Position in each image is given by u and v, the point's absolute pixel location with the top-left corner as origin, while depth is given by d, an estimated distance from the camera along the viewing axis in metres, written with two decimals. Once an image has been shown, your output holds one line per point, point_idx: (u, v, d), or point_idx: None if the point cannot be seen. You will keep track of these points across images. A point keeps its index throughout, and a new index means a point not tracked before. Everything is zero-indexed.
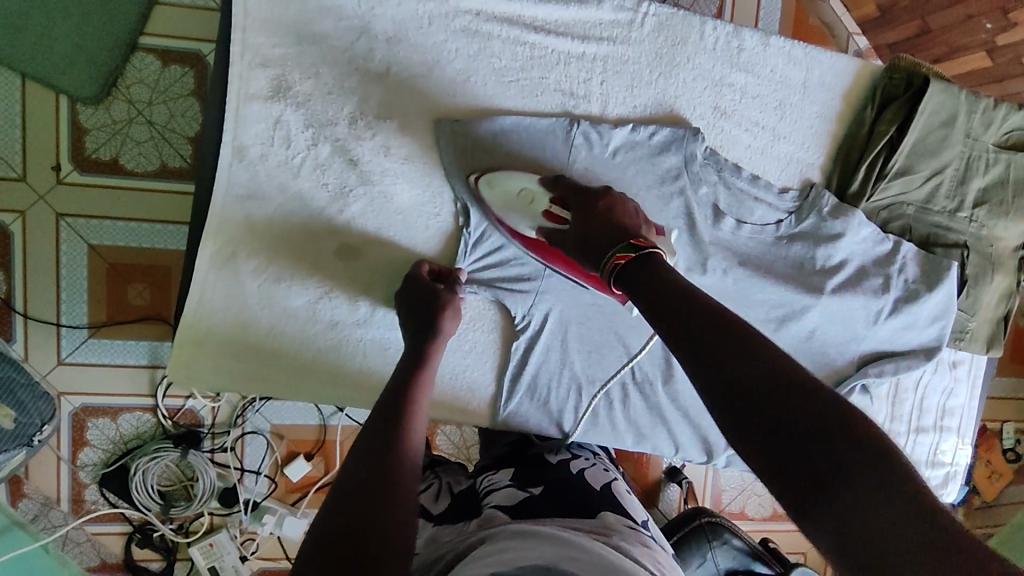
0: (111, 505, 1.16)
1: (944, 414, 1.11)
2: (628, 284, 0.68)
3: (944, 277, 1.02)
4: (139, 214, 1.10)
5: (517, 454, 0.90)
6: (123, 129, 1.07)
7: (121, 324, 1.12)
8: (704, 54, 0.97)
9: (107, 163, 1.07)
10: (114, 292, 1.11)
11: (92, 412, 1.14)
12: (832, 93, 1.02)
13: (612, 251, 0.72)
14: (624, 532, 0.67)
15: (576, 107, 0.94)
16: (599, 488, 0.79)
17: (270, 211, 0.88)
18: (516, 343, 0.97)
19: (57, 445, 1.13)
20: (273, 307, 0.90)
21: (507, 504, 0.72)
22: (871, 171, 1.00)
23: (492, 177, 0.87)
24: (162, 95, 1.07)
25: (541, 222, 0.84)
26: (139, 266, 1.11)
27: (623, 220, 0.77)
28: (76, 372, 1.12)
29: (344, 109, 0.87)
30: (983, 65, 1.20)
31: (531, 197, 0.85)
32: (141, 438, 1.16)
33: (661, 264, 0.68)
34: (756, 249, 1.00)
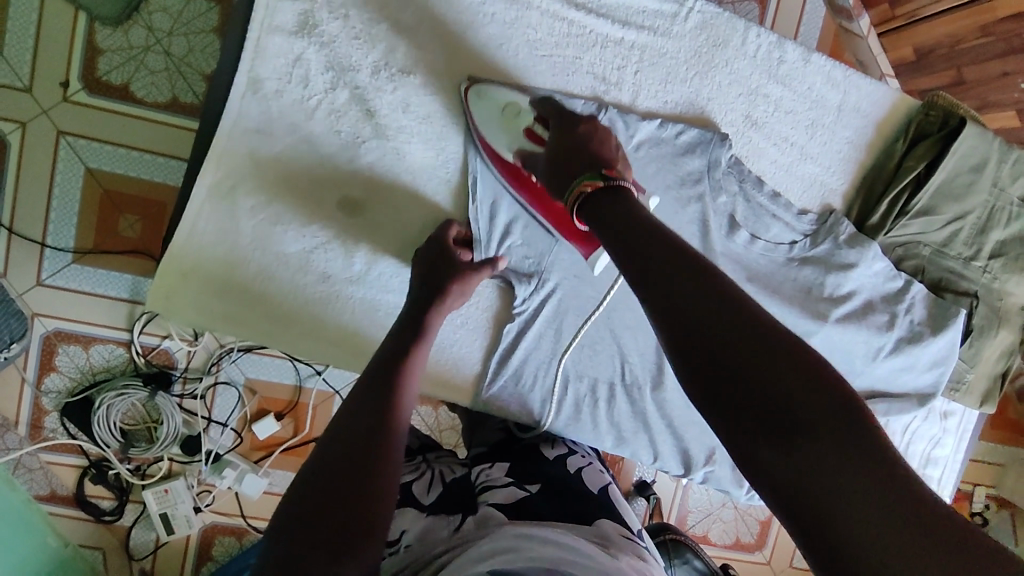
0: (69, 436, 1.12)
1: (928, 462, 1.09)
2: (592, 216, 0.63)
3: (951, 324, 1.00)
4: (140, 144, 1.06)
5: (515, 445, 0.86)
6: (139, 56, 1.03)
7: (110, 255, 1.09)
8: (743, 60, 0.94)
9: (118, 88, 1.03)
10: (105, 221, 1.07)
11: (64, 337, 1.10)
12: (866, 121, 0.99)
13: (579, 178, 0.67)
14: (620, 542, 0.64)
15: (605, 93, 0.91)
16: (596, 492, 0.75)
17: (277, 152, 0.84)
18: (509, 326, 0.94)
19: (23, 366, 1.09)
20: (265, 251, 0.86)
21: (507, 505, 0.68)
22: (892, 207, 0.98)
23: (481, 88, 0.85)
24: (184, 28, 1.03)
25: (521, 141, 0.82)
26: (132, 195, 1.07)
27: (595, 140, 0.74)
28: (53, 295, 1.09)
29: (369, 56, 0.84)
30: (1013, 124, 1.15)
31: (515, 110, 0.83)
32: (110, 372, 1.12)
33: (630, 202, 0.62)
34: (766, 266, 0.97)
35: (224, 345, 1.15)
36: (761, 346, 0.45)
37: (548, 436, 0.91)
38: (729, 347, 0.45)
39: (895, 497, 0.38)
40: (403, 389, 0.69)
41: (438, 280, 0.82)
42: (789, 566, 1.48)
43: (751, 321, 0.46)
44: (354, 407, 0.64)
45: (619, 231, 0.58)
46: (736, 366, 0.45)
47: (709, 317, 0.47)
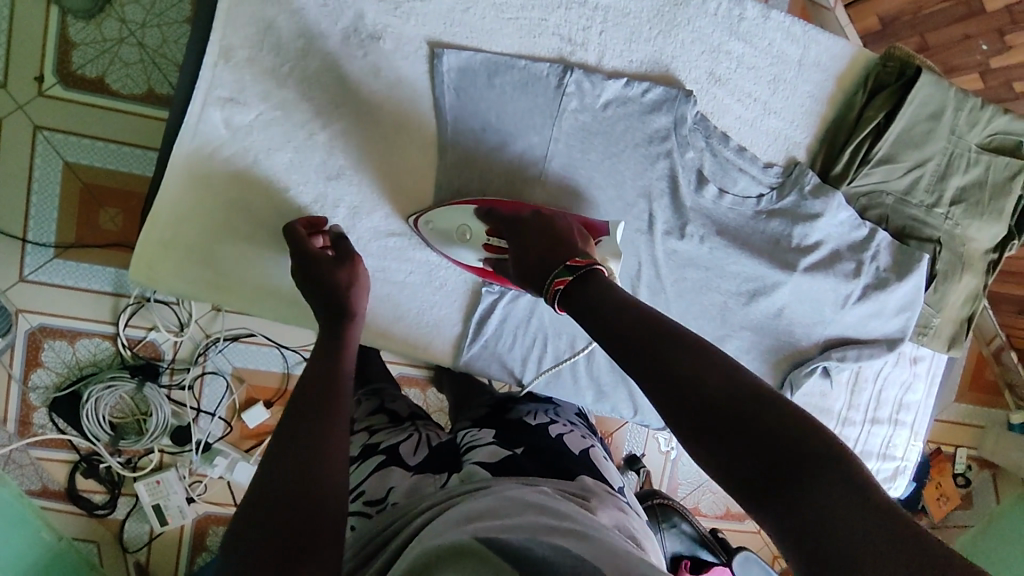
0: (59, 431, 1.13)
1: (900, 408, 1.13)
2: (575, 308, 0.65)
3: (915, 269, 1.03)
4: (116, 136, 1.07)
5: (499, 413, 0.86)
6: (112, 48, 1.04)
7: (93, 248, 1.10)
8: (705, 19, 0.96)
9: (93, 82, 1.04)
10: (86, 213, 1.09)
11: (50, 333, 1.11)
12: (827, 75, 1.01)
13: (550, 276, 0.69)
14: (601, 495, 0.64)
15: (571, 55, 0.93)
16: (578, 453, 0.75)
17: (250, 120, 0.85)
18: (487, 290, 0.95)
19: (9, 362, 1.10)
20: (243, 217, 0.87)
21: (491, 461, 0.69)
22: (855, 156, 1.01)
23: (429, 218, 0.88)
24: (157, 19, 1.04)
25: (484, 254, 0.85)
26: (113, 188, 1.09)
27: (556, 242, 0.74)
28: (36, 291, 1.10)
29: (338, 23, 0.84)
30: (975, 86, 1.21)
31: (464, 230, 0.86)
32: (97, 365, 1.14)
33: (605, 284, 0.65)
34: (735, 220, 1.01)
35: (211, 336, 1.17)
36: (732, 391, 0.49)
37: (540, 404, 0.91)
38: (708, 397, 0.50)
39: (872, 511, 0.40)
40: (340, 401, 0.64)
41: (327, 294, 0.76)
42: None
43: (723, 372, 0.51)
44: (286, 429, 0.59)
45: (595, 303, 0.63)
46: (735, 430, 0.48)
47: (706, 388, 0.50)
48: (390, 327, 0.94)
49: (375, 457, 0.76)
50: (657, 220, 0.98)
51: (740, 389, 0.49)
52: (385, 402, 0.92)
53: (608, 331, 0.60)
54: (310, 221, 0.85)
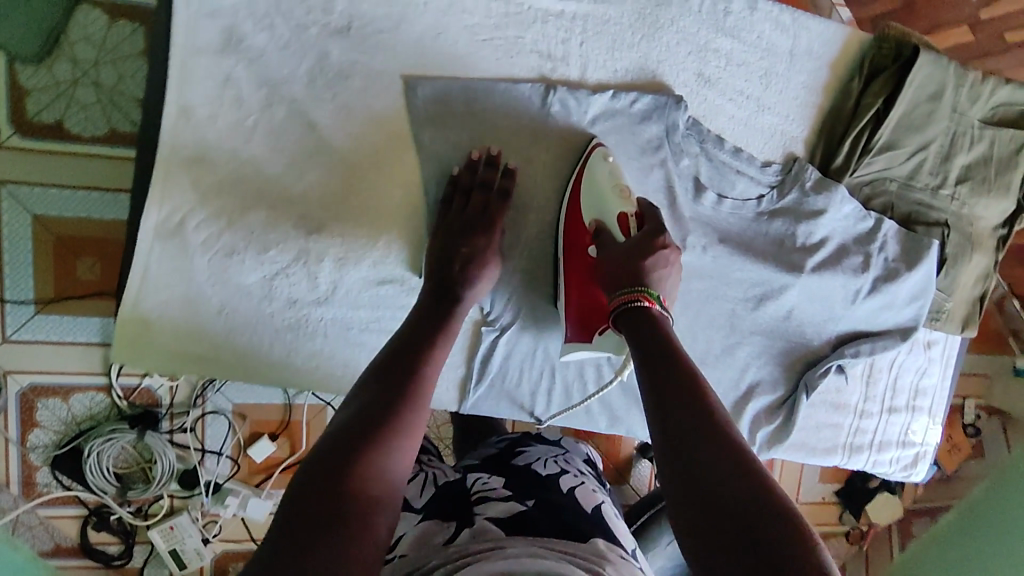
0: (65, 488, 1.09)
1: (917, 394, 1.11)
2: (631, 329, 0.68)
3: (925, 256, 1.00)
4: (79, 181, 1.01)
5: (505, 459, 0.79)
6: (68, 91, 0.98)
7: (72, 300, 1.04)
8: (689, 17, 0.91)
9: (52, 127, 0.98)
10: (62, 266, 1.03)
11: (42, 391, 1.07)
12: (820, 62, 0.96)
13: (640, 286, 0.70)
14: (617, 563, 0.57)
15: (553, 71, 0.87)
16: (590, 509, 0.67)
17: (219, 180, 0.79)
18: (486, 331, 0.91)
19: (3, 426, 1.06)
20: (223, 283, 0.82)
21: (505, 515, 0.62)
22: (856, 145, 0.96)
23: (619, 171, 0.83)
24: (111, 55, 0.98)
25: (609, 219, 0.79)
26: (84, 237, 1.03)
27: (653, 270, 0.73)
28: (23, 351, 1.04)
29: (302, 66, 0.79)
30: (967, 40, 1.19)
31: (627, 197, 0.80)
32: (95, 419, 1.09)
33: (663, 324, 0.68)
34: (736, 224, 0.97)
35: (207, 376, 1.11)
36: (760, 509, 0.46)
37: (550, 452, 0.83)
38: (699, 454, 0.51)
39: None
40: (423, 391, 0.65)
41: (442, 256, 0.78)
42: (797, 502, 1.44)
43: (718, 437, 0.52)
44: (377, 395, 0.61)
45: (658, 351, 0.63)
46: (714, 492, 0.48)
47: (698, 443, 0.52)
48: None
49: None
50: None
51: (729, 455, 0.50)
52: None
53: (657, 385, 0.59)
54: (488, 155, 0.83)
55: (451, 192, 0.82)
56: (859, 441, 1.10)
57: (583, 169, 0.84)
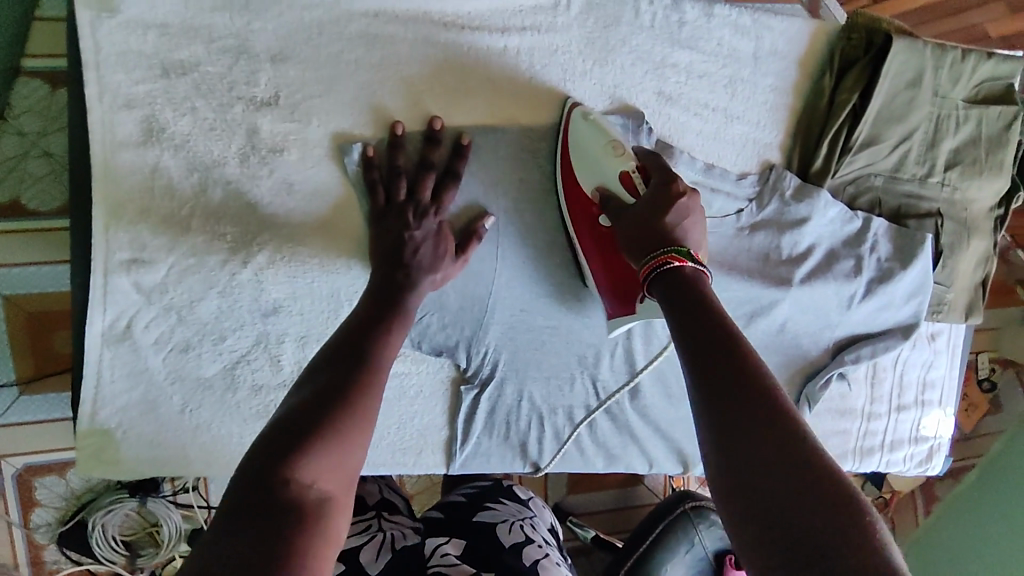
0: (75, 562, 1.09)
1: (925, 387, 1.07)
2: (669, 294, 0.60)
3: (920, 251, 0.94)
4: (42, 257, 0.97)
5: (468, 519, 0.75)
6: (18, 166, 0.94)
7: (53, 376, 1.01)
8: (641, 34, 0.85)
9: (6, 205, 0.94)
10: (39, 343, 0.99)
11: (36, 471, 1.04)
12: (787, 62, 0.90)
13: (667, 247, 0.63)
14: None
15: (504, 111, 0.82)
16: None
17: (162, 276, 0.75)
18: (465, 388, 0.87)
19: (4, 509, 1.04)
20: (182, 378, 0.78)
21: None
22: (834, 146, 0.91)
23: (607, 128, 0.76)
24: (56, 123, 0.95)
25: (613, 179, 0.73)
26: (56, 312, 0.99)
27: (676, 227, 0.65)
28: (10, 435, 1.02)
29: (232, 146, 0.74)
30: None
31: (624, 154, 0.73)
32: (95, 491, 1.07)
33: (709, 291, 0.59)
34: (716, 243, 0.91)
35: None
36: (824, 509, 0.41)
37: (518, 512, 0.78)
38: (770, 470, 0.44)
39: None
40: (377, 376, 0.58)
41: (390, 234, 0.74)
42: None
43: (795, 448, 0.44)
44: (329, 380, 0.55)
45: (696, 308, 0.56)
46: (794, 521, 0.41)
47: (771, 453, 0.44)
48: (373, 445, 0.87)
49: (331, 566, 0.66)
50: None
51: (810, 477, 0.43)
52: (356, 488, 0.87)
53: (696, 361, 0.52)
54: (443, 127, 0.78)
55: (388, 162, 0.76)
56: (869, 444, 1.05)
57: (566, 130, 0.79)
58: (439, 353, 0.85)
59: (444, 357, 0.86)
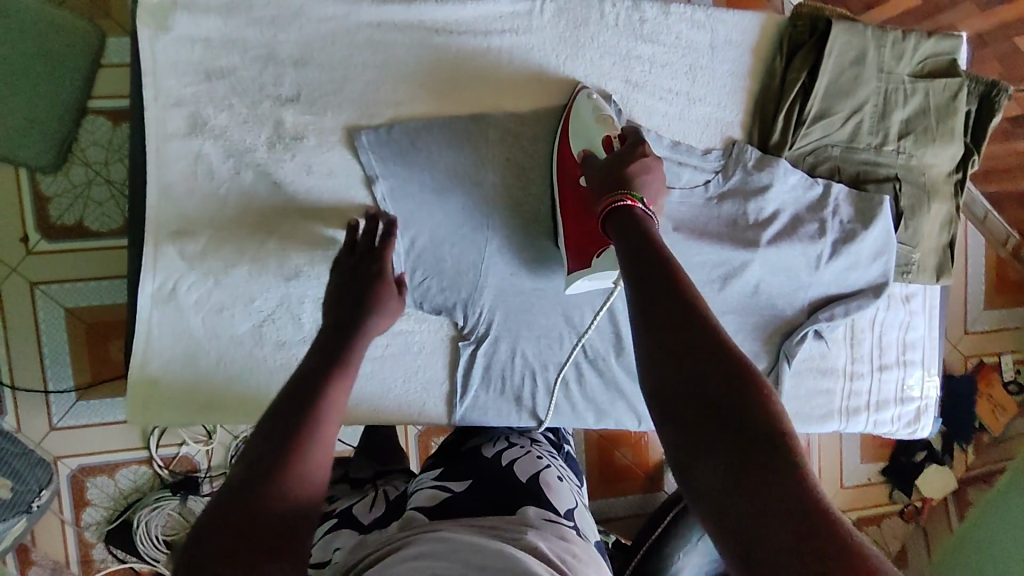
0: (121, 561, 1.20)
1: (906, 347, 1.12)
2: (619, 226, 0.70)
3: (878, 213, 1.03)
4: (107, 272, 1.14)
5: (454, 449, 0.85)
6: (84, 192, 1.11)
7: (107, 381, 1.16)
8: (607, 32, 0.98)
9: (72, 228, 1.11)
10: (97, 352, 1.15)
11: (89, 472, 1.17)
12: (741, 50, 1.02)
13: (623, 188, 0.73)
14: (542, 526, 0.61)
15: (490, 100, 0.95)
16: (526, 479, 0.72)
17: (202, 246, 0.89)
18: (463, 344, 0.98)
19: (60, 508, 1.17)
20: (218, 335, 0.91)
21: (429, 504, 0.66)
22: (789, 121, 1.01)
23: (599, 103, 0.89)
24: (117, 154, 1.11)
25: (595, 146, 0.84)
26: (110, 320, 1.15)
27: (637, 175, 0.75)
28: (69, 436, 1.16)
29: (261, 135, 0.89)
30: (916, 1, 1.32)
31: (612, 125, 0.85)
32: (140, 491, 1.20)
33: (649, 225, 0.70)
34: (688, 212, 1.01)
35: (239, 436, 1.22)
36: (706, 358, 0.53)
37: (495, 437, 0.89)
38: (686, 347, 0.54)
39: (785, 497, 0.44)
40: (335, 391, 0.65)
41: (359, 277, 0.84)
42: (840, 488, 1.51)
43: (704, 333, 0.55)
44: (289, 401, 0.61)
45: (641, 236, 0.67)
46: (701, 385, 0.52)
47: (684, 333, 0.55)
48: (382, 398, 0.97)
49: (328, 520, 0.71)
50: None
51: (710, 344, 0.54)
52: (349, 470, 0.87)
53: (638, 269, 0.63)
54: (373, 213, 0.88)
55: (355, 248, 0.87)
56: (854, 403, 1.10)
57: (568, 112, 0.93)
58: (437, 310, 0.97)
59: (442, 315, 0.98)
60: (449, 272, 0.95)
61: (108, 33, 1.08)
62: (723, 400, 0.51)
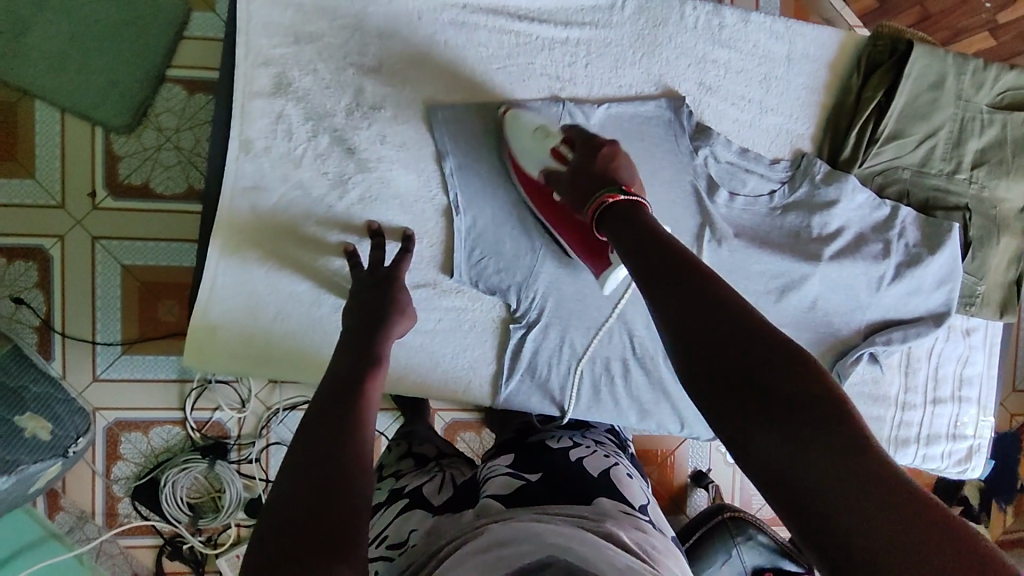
0: (142, 518, 1.18)
1: (962, 383, 1.09)
2: (613, 228, 0.71)
3: (947, 240, 1.01)
4: (167, 234, 1.14)
5: (521, 439, 0.85)
6: (153, 155, 1.11)
7: (154, 340, 1.15)
8: (685, 34, 0.99)
9: (139, 188, 1.11)
10: (145, 309, 1.14)
11: (125, 426, 1.16)
12: (817, 64, 1.02)
13: (601, 190, 0.74)
14: (617, 516, 0.61)
15: (564, 90, 0.97)
16: (595, 474, 0.71)
17: (275, 202, 0.92)
18: (514, 328, 0.99)
19: (92, 458, 1.16)
20: (279, 291, 0.93)
21: (502, 494, 0.66)
22: (861, 138, 1.00)
23: (537, 114, 0.92)
24: (190, 122, 1.11)
25: (548, 159, 0.87)
26: (164, 282, 1.14)
27: (608, 171, 0.78)
28: (109, 388, 1.15)
29: (342, 101, 0.92)
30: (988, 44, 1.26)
31: (550, 135, 0.88)
32: (171, 451, 1.18)
33: (645, 216, 0.70)
34: (751, 219, 1.00)
35: (272, 407, 1.21)
36: (747, 344, 0.52)
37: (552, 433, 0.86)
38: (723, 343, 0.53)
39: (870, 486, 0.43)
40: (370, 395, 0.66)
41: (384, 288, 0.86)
42: None
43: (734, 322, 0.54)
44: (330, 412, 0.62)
45: (640, 236, 0.67)
46: (752, 377, 0.50)
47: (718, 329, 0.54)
48: (429, 372, 0.98)
49: (399, 501, 0.73)
50: (685, 228, 0.97)
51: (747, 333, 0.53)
52: (412, 445, 0.90)
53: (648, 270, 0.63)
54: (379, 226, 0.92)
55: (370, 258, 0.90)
56: (904, 434, 1.07)
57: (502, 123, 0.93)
58: (497, 293, 0.98)
59: (498, 296, 0.98)
60: (511, 256, 0.96)
61: (193, 8, 1.10)
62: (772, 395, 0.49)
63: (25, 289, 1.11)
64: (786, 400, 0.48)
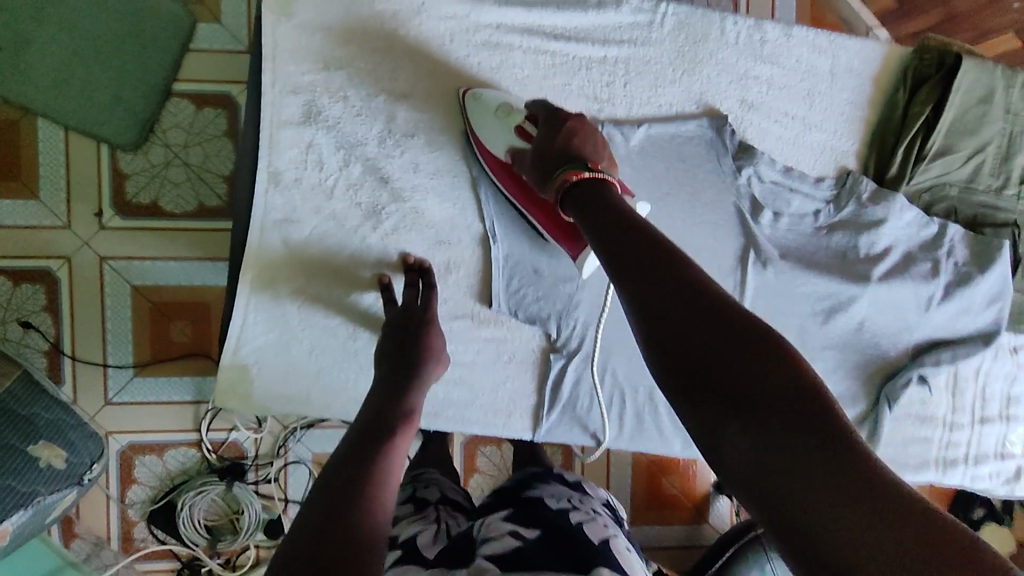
0: (159, 542, 1.12)
1: (1009, 402, 1.07)
2: (576, 206, 0.66)
3: (997, 258, 0.98)
4: (181, 254, 1.08)
5: (520, 488, 0.76)
6: (162, 172, 1.05)
7: (162, 362, 1.09)
8: (726, 49, 0.96)
9: (149, 208, 1.05)
10: (157, 331, 1.08)
11: (139, 450, 1.10)
12: (861, 79, 0.99)
13: (563, 168, 0.70)
14: None
15: (602, 111, 0.93)
16: (597, 542, 0.63)
17: (307, 235, 0.88)
18: (555, 360, 0.96)
19: (105, 483, 1.09)
20: (313, 326, 0.90)
21: (499, 555, 0.59)
22: (909, 154, 0.98)
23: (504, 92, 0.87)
24: (198, 138, 1.06)
25: (513, 139, 0.82)
26: (181, 303, 1.08)
27: (582, 145, 0.73)
28: (122, 412, 1.08)
29: (373, 129, 0.88)
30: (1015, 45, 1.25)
31: (511, 110, 0.84)
32: (187, 474, 1.12)
33: (610, 191, 0.65)
34: (796, 240, 0.98)
35: (288, 427, 1.14)
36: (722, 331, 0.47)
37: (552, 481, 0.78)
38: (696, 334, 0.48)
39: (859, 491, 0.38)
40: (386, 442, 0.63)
41: (403, 329, 0.82)
42: None
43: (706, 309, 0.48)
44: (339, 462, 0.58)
45: (602, 211, 0.62)
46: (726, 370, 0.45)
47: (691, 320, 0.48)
48: (469, 405, 0.95)
49: (391, 554, 0.66)
50: (727, 250, 0.95)
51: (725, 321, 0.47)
52: (417, 489, 0.83)
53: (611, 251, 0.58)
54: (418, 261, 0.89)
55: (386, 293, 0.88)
56: (953, 455, 1.05)
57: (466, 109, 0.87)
58: (539, 323, 0.95)
59: (536, 327, 0.95)
60: (553, 284, 0.93)
61: (199, 20, 1.03)
62: (744, 393, 0.44)
63: (33, 313, 1.04)
64: (767, 396, 0.43)
